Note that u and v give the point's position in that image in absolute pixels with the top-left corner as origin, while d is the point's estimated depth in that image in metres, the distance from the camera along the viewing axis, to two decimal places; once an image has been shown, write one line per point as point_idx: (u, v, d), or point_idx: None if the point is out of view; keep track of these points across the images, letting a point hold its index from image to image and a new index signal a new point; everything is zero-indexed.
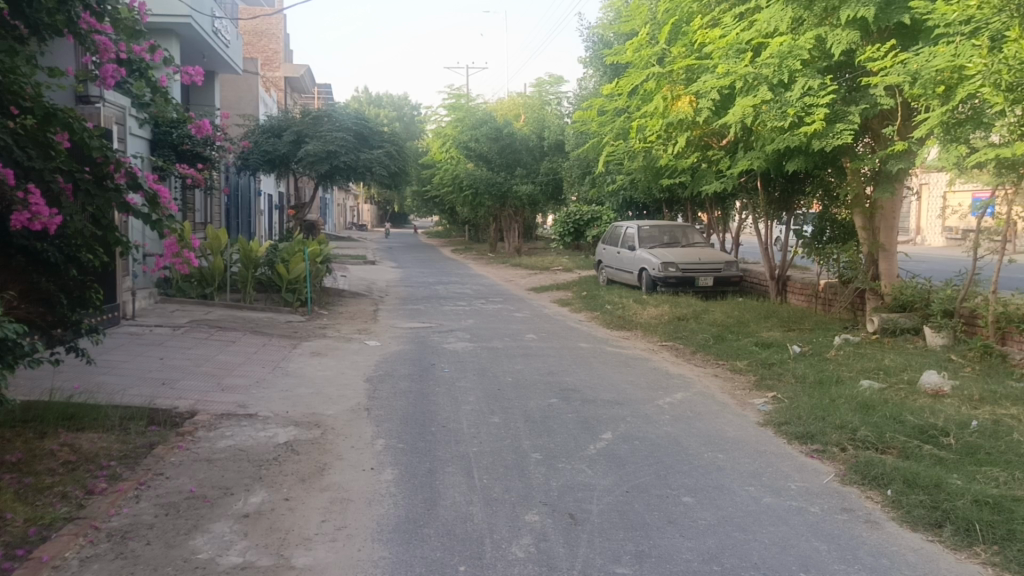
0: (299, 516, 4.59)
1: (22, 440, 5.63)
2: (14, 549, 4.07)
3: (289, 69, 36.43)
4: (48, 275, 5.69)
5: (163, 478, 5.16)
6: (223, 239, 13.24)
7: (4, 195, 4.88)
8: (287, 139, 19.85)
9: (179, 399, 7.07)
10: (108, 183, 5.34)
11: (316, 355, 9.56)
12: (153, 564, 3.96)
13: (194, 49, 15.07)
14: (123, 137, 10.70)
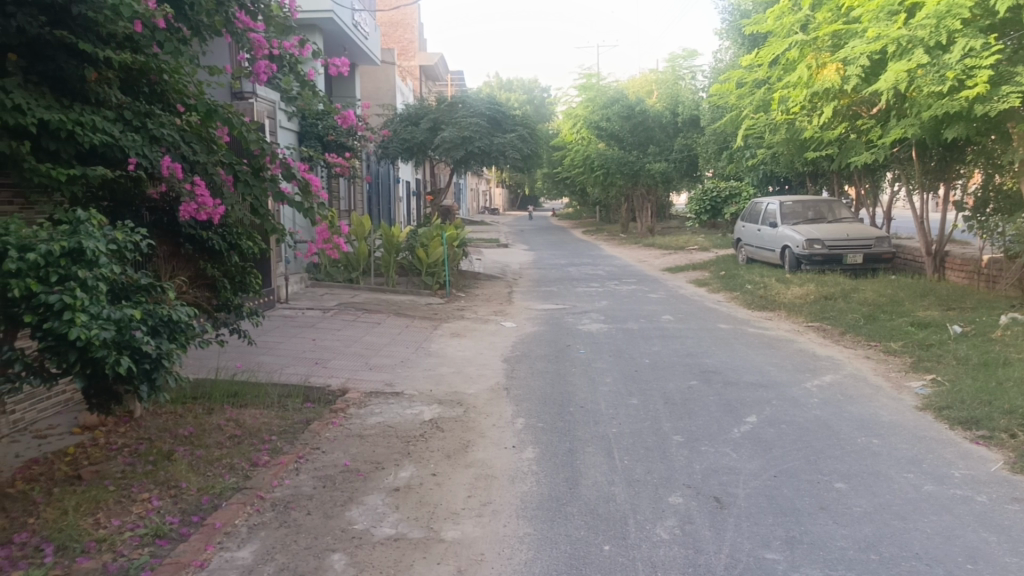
0: (446, 491, 4.73)
1: (193, 415, 6.09)
2: (190, 516, 4.42)
3: (424, 58, 37.22)
4: (213, 261, 6.12)
5: (319, 452, 5.44)
6: (367, 225, 13.76)
7: (174, 186, 5.30)
8: (424, 127, 20.37)
9: (331, 377, 7.44)
10: (264, 174, 5.84)
11: (456, 336, 9.80)
12: (313, 533, 4.19)
13: (337, 43, 15.69)
14: (275, 131, 11.28)
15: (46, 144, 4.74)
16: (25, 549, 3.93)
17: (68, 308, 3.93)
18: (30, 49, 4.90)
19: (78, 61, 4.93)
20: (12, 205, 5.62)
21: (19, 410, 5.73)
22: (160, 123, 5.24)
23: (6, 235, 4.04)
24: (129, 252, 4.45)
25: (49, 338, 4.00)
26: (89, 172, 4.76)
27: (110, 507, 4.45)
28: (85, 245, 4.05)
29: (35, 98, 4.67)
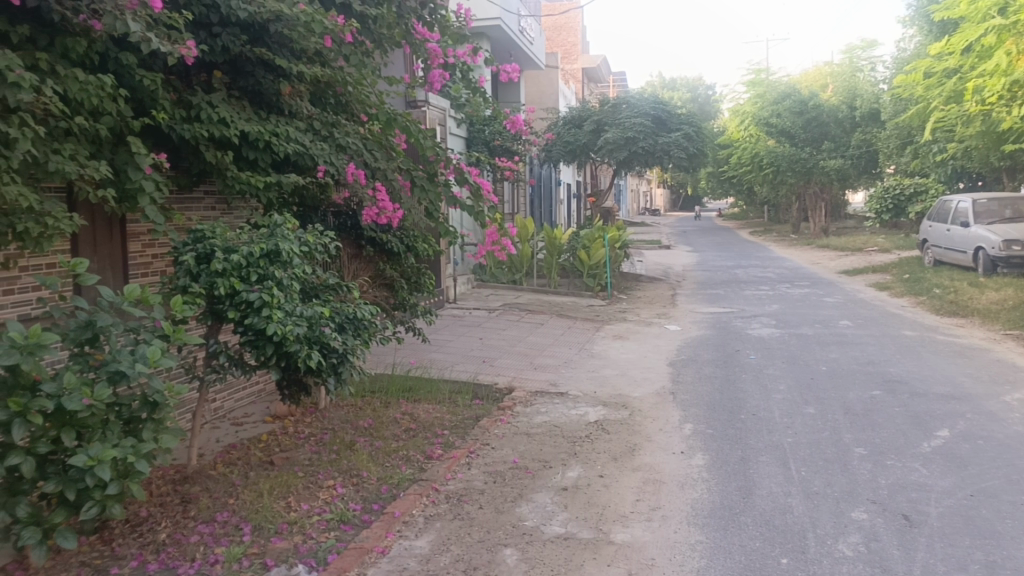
0: (614, 493, 4.72)
1: (371, 408, 6.43)
2: (371, 504, 4.66)
3: (587, 60, 37.35)
4: (391, 263, 6.47)
5: (490, 448, 5.59)
6: (530, 228, 13.91)
7: (357, 191, 5.64)
8: (588, 129, 20.43)
9: (498, 375, 7.62)
10: (438, 179, 6.17)
11: (619, 337, 9.76)
12: (486, 527, 4.30)
13: (503, 49, 16.05)
14: (444, 137, 11.67)
15: (246, 154, 5.15)
16: (227, 527, 4.28)
17: (266, 306, 4.26)
18: (231, 66, 5.34)
19: (274, 76, 5.33)
20: (214, 212, 6.12)
21: (219, 399, 6.23)
22: (345, 132, 5.67)
23: (213, 237, 4.43)
24: (319, 253, 4.77)
25: (249, 334, 4.34)
26: (283, 180, 5.15)
27: (299, 491, 4.77)
28: (281, 247, 4.37)
29: (237, 111, 5.07)
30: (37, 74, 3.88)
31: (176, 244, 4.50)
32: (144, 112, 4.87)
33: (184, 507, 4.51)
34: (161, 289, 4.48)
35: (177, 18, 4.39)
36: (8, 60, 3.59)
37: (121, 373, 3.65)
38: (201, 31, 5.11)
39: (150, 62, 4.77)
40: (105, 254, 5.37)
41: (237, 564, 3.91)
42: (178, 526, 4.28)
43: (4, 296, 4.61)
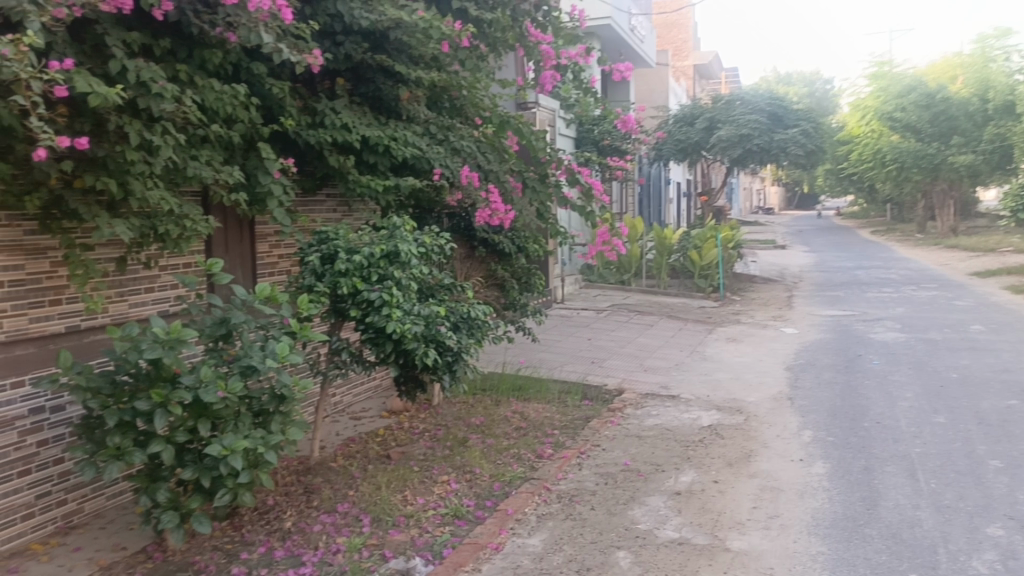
0: (730, 500, 4.62)
1: (482, 406, 6.54)
2: (484, 500, 4.73)
3: (698, 57, 36.66)
4: (502, 263, 6.56)
5: (601, 449, 5.58)
6: (640, 228, 13.77)
7: (471, 193, 5.75)
8: (700, 127, 20.02)
9: (608, 376, 7.60)
10: (550, 179, 6.23)
11: (732, 340, 9.54)
12: (599, 528, 4.30)
13: (613, 48, 15.96)
14: (554, 138, 11.70)
15: (367, 159, 5.34)
16: (347, 518, 4.44)
17: (386, 305, 4.40)
18: (353, 73, 5.55)
19: (394, 81, 5.53)
20: (335, 214, 6.34)
21: (339, 394, 6.47)
22: (460, 136, 5.79)
23: (336, 239, 4.61)
24: (436, 254, 4.89)
25: (370, 331, 4.50)
26: (401, 183, 5.33)
27: (415, 485, 4.90)
28: (401, 248, 4.51)
29: (358, 117, 5.28)
30: (177, 85, 4.13)
31: (302, 245, 4.73)
32: (273, 120, 5.12)
33: (307, 496, 4.71)
34: (289, 289, 4.71)
35: (304, 28, 4.58)
36: (152, 72, 3.85)
37: (252, 367, 3.84)
38: (325, 39, 5.29)
39: (279, 71, 5.01)
40: (236, 254, 5.65)
41: (357, 554, 4.04)
42: (302, 516, 4.47)
43: (146, 294, 4.92)
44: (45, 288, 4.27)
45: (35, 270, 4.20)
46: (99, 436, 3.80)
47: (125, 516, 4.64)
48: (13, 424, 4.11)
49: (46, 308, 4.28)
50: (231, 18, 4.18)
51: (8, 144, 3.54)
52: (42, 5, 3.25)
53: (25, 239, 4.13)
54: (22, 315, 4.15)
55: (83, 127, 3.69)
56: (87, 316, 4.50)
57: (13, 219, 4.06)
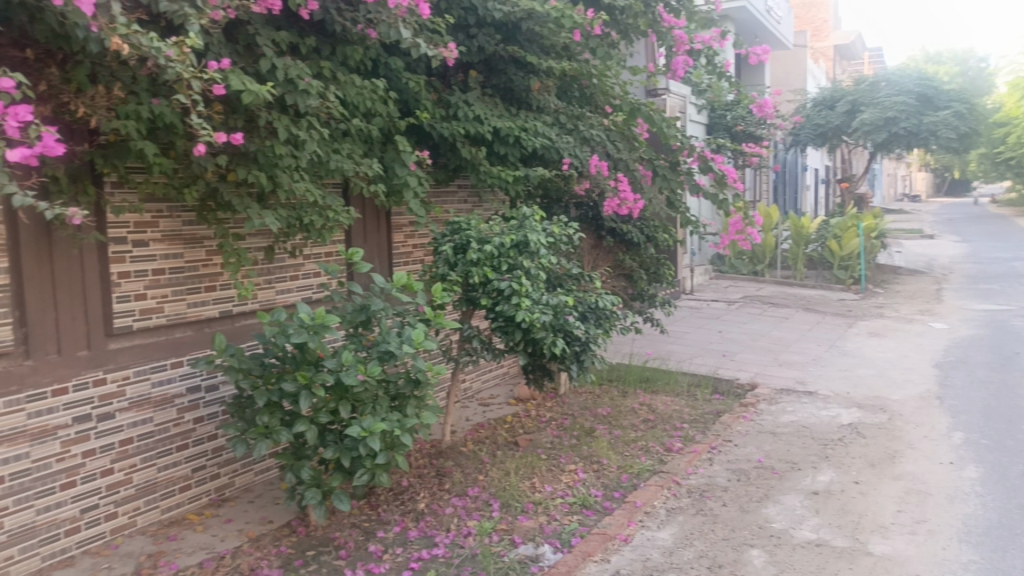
0: (872, 502, 4.41)
1: (610, 397, 6.52)
2: (613, 491, 4.71)
3: (839, 37, 34.97)
4: (631, 254, 6.51)
5: (733, 445, 5.45)
6: (775, 216, 13.31)
7: (600, 182, 5.77)
8: (840, 111, 19.08)
9: (740, 370, 7.41)
10: (681, 167, 6.12)
11: (874, 335, 9.07)
12: (731, 525, 4.20)
13: (748, 31, 15.48)
14: (685, 125, 11.48)
15: (498, 149, 5.40)
16: (477, 502, 4.54)
17: (515, 293, 4.44)
18: (486, 65, 5.62)
19: (525, 72, 5.57)
20: (466, 204, 6.45)
21: (469, 380, 6.61)
22: (590, 125, 5.77)
23: (467, 229, 4.71)
24: (564, 244, 4.90)
25: (499, 319, 4.58)
26: (531, 173, 5.38)
27: (543, 473, 4.95)
28: (530, 238, 4.53)
29: (490, 109, 5.35)
30: (321, 81, 4.31)
31: (435, 235, 4.85)
32: (408, 113, 5.26)
33: (439, 479, 4.84)
34: (423, 278, 4.86)
35: (440, 23, 4.69)
36: (298, 70, 4.04)
37: (389, 353, 3.98)
38: (459, 32, 5.38)
39: (414, 65, 5.15)
40: (373, 244, 5.85)
41: (488, 538, 4.12)
42: (434, 498, 4.60)
43: (291, 281, 5.17)
44: (201, 276, 4.56)
45: (192, 259, 4.49)
46: (249, 415, 4.05)
47: (271, 491, 4.91)
48: (173, 401, 4.43)
49: (202, 294, 4.58)
50: (373, 15, 4.33)
51: (170, 139, 3.80)
52: (202, 8, 3.46)
53: (184, 229, 4.43)
54: (181, 300, 4.45)
55: (236, 123, 3.91)
56: (238, 302, 4.78)
57: (173, 210, 4.35)
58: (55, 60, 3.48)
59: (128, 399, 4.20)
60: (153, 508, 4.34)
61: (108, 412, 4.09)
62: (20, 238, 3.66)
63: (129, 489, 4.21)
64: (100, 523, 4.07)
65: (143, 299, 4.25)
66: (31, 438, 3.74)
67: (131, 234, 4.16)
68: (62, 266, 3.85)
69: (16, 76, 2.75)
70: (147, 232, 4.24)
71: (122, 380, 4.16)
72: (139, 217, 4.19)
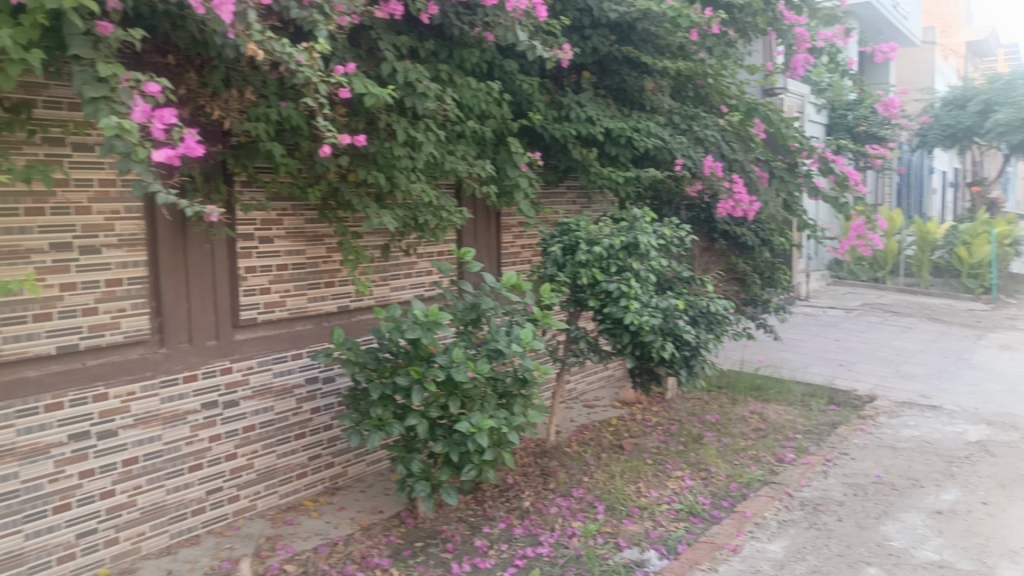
0: (1001, 524, 4.16)
1: (719, 404, 6.39)
2: (721, 500, 4.61)
3: (973, 33, 33.07)
4: (744, 257, 6.36)
5: (849, 458, 5.24)
6: (898, 221, 12.72)
7: (714, 183, 5.67)
8: (973, 110, 18.04)
9: (858, 381, 7.11)
10: (800, 168, 5.99)
11: (1007, 348, 8.53)
12: (846, 541, 4.05)
13: (873, 28, 14.84)
14: (803, 125, 11.11)
15: (610, 150, 5.38)
16: (582, 503, 4.54)
17: (624, 296, 4.42)
18: (599, 66, 5.61)
19: (639, 73, 5.54)
20: (576, 205, 6.45)
21: (574, 381, 6.60)
22: (705, 125, 5.68)
23: (577, 230, 4.71)
24: (676, 246, 4.82)
25: (608, 321, 4.57)
26: (642, 174, 5.34)
27: (649, 478, 4.89)
28: (641, 240, 4.48)
29: (602, 110, 5.35)
30: (438, 84, 4.40)
31: (545, 236, 4.89)
32: (521, 114, 5.31)
33: (544, 479, 4.87)
34: (532, 278, 4.90)
35: (555, 25, 4.72)
36: (417, 73, 4.14)
37: (498, 351, 4.04)
38: (574, 34, 5.39)
39: (529, 67, 5.20)
40: (483, 243, 5.92)
41: (593, 540, 4.11)
42: (539, 497, 4.63)
43: (404, 278, 5.29)
44: (321, 272, 4.74)
45: (313, 255, 4.67)
46: (363, 407, 4.18)
47: (382, 482, 5.05)
48: (292, 391, 4.62)
49: (321, 289, 4.76)
50: (491, 18, 4.41)
51: (296, 140, 3.97)
52: (329, 15, 3.60)
53: (306, 226, 4.61)
54: (302, 294, 4.64)
55: (357, 125, 4.05)
56: (355, 297, 4.95)
57: (297, 209, 4.54)
58: (193, 65, 3.67)
59: (252, 387, 4.41)
60: (272, 493, 4.54)
61: (233, 399, 4.31)
62: (158, 234, 3.89)
63: (251, 473, 4.42)
64: (223, 505, 4.29)
65: (268, 293, 4.46)
66: (163, 422, 3.97)
67: (257, 231, 4.36)
68: (195, 260, 4.07)
69: (162, 82, 2.93)
70: (272, 229, 4.44)
71: (247, 369, 4.37)
72: (265, 215, 4.39)
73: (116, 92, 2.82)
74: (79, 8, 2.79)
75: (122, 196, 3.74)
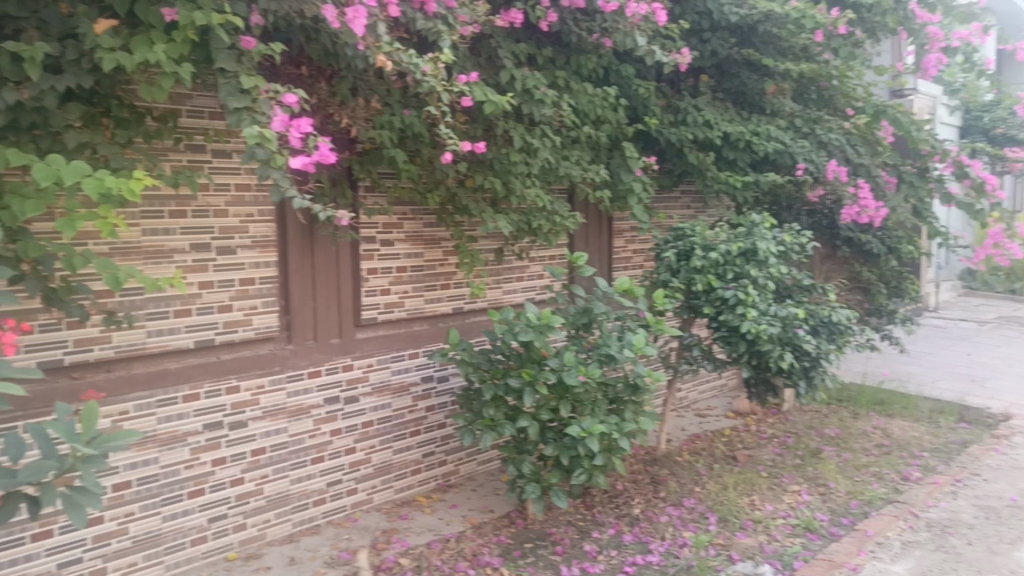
0: None
1: (838, 417, 6.18)
2: (840, 517, 4.46)
3: None
4: (868, 265, 6.17)
5: (981, 480, 4.96)
6: None
7: (837, 188, 5.47)
8: None
9: (992, 398, 6.71)
10: (931, 172, 5.71)
11: None
12: (976, 566, 3.84)
13: (1014, 24, 14.00)
14: (934, 127, 10.59)
15: (728, 154, 5.29)
16: (694, 513, 4.48)
17: (741, 303, 4.33)
18: (718, 69, 5.55)
19: (759, 75, 5.43)
20: (690, 210, 6.38)
21: (686, 390, 6.53)
22: (828, 128, 5.49)
23: (693, 235, 4.66)
24: (796, 253, 4.68)
25: (723, 329, 4.51)
26: (761, 179, 5.22)
27: (764, 491, 4.78)
28: (759, 247, 4.35)
29: (721, 113, 5.27)
30: (556, 90, 4.45)
31: (659, 241, 4.87)
32: (637, 119, 5.30)
33: (654, 487, 4.83)
34: (645, 283, 4.89)
35: (674, 29, 4.69)
36: (535, 80, 4.19)
37: (610, 356, 4.05)
38: (693, 37, 5.33)
39: (646, 72, 5.18)
40: (596, 248, 5.93)
41: (704, 551, 4.05)
42: (649, 505, 4.59)
43: (517, 281, 5.37)
44: (437, 274, 4.87)
45: (431, 258, 4.80)
46: (476, 407, 4.26)
47: (492, 481, 5.13)
48: (409, 389, 4.76)
49: (438, 291, 4.88)
50: (609, 24, 4.41)
51: (417, 147, 4.09)
52: (453, 25, 3.70)
53: (425, 230, 4.74)
54: (419, 296, 4.77)
55: (476, 131, 4.14)
56: (470, 300, 5.05)
57: (416, 213, 4.68)
58: (324, 76, 3.84)
59: (371, 384, 4.57)
60: (388, 488, 4.69)
61: (353, 395, 4.48)
62: (288, 236, 4.09)
63: (369, 468, 4.58)
64: (342, 497, 4.46)
65: (387, 294, 4.61)
66: (289, 415, 4.17)
67: (379, 234, 4.52)
68: (321, 261, 4.26)
69: (298, 92, 3.09)
70: (393, 232, 4.59)
71: (367, 367, 4.54)
72: (387, 219, 4.54)
73: (257, 103, 2.99)
74: (225, 24, 2.98)
75: (256, 200, 3.95)
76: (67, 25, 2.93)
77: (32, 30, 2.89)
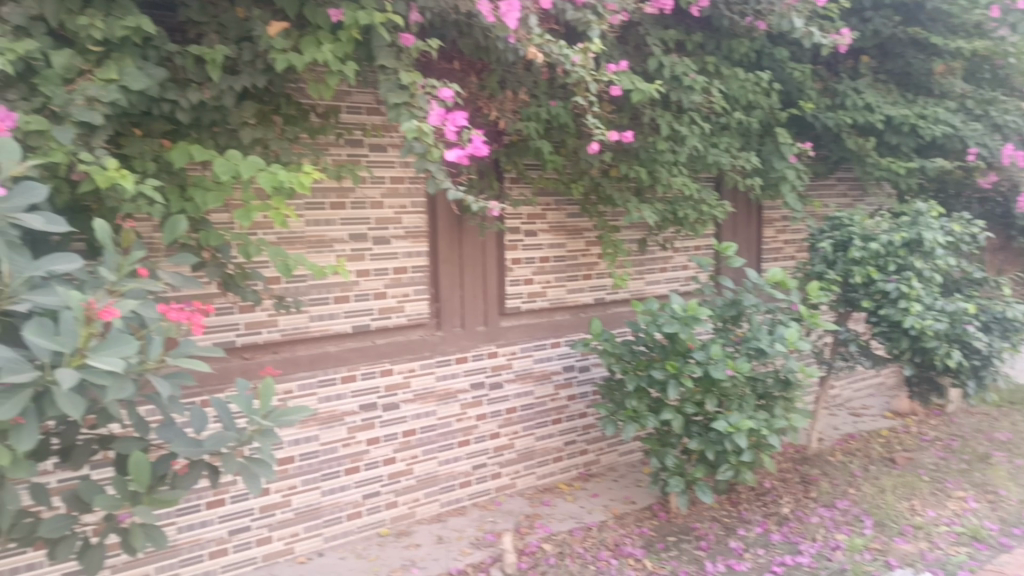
0: None
1: (1010, 420, 5.75)
2: (1011, 527, 4.16)
3: None
4: None
5: None
6: None
7: (1014, 174, 5.08)
8: None
9: None
10: None
11: None
12: None
13: None
14: None
15: (890, 139, 5.01)
16: (847, 515, 4.29)
17: (904, 297, 4.10)
18: (880, 49, 5.23)
19: (927, 54, 5.09)
20: (846, 198, 6.08)
21: (840, 387, 6.25)
22: (1004, 109, 5.09)
23: (850, 224, 4.45)
24: (966, 244, 4.37)
25: (883, 324, 4.32)
26: (927, 164, 4.91)
27: (925, 496, 4.52)
28: (924, 236, 4.09)
29: (882, 96, 4.99)
30: (705, 76, 4.36)
31: (813, 231, 4.69)
32: (790, 104, 5.11)
33: (804, 487, 4.66)
34: (797, 275, 4.72)
35: (833, 8, 4.48)
36: (684, 66, 4.11)
37: (760, 350, 3.94)
38: (852, 17, 5.06)
39: (801, 54, 4.98)
40: (744, 238, 5.77)
41: (859, 555, 3.88)
42: (799, 505, 4.44)
43: (661, 272, 5.30)
44: (580, 264, 4.89)
45: (573, 248, 4.83)
46: (618, 398, 4.25)
47: (634, 472, 5.11)
48: (551, 377, 4.82)
49: (580, 281, 4.90)
50: (763, 6, 4.29)
51: (562, 137, 4.12)
52: (602, 15, 3.68)
53: (568, 221, 4.77)
54: (562, 286, 4.81)
55: (622, 120, 4.12)
56: (612, 290, 5.04)
57: (560, 203, 4.71)
58: (475, 70, 3.93)
59: (515, 371, 4.66)
60: (530, 473, 4.77)
61: (498, 382, 4.58)
62: (439, 225, 4.22)
63: (512, 453, 4.67)
64: (487, 481, 4.57)
65: (531, 284, 4.67)
66: (438, 398, 4.32)
67: (523, 225, 4.59)
68: (469, 250, 4.37)
69: (453, 86, 3.18)
70: (537, 223, 4.65)
71: (511, 354, 4.62)
72: (532, 210, 4.61)
73: (415, 98, 3.10)
74: (386, 22, 3.10)
75: (410, 192, 4.10)
76: (244, 28, 3.12)
77: (213, 34, 3.11)
